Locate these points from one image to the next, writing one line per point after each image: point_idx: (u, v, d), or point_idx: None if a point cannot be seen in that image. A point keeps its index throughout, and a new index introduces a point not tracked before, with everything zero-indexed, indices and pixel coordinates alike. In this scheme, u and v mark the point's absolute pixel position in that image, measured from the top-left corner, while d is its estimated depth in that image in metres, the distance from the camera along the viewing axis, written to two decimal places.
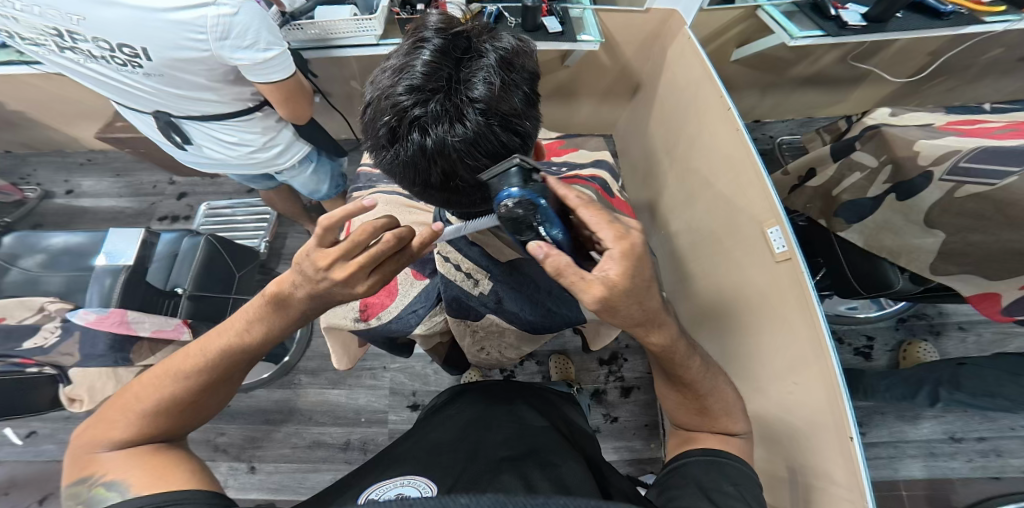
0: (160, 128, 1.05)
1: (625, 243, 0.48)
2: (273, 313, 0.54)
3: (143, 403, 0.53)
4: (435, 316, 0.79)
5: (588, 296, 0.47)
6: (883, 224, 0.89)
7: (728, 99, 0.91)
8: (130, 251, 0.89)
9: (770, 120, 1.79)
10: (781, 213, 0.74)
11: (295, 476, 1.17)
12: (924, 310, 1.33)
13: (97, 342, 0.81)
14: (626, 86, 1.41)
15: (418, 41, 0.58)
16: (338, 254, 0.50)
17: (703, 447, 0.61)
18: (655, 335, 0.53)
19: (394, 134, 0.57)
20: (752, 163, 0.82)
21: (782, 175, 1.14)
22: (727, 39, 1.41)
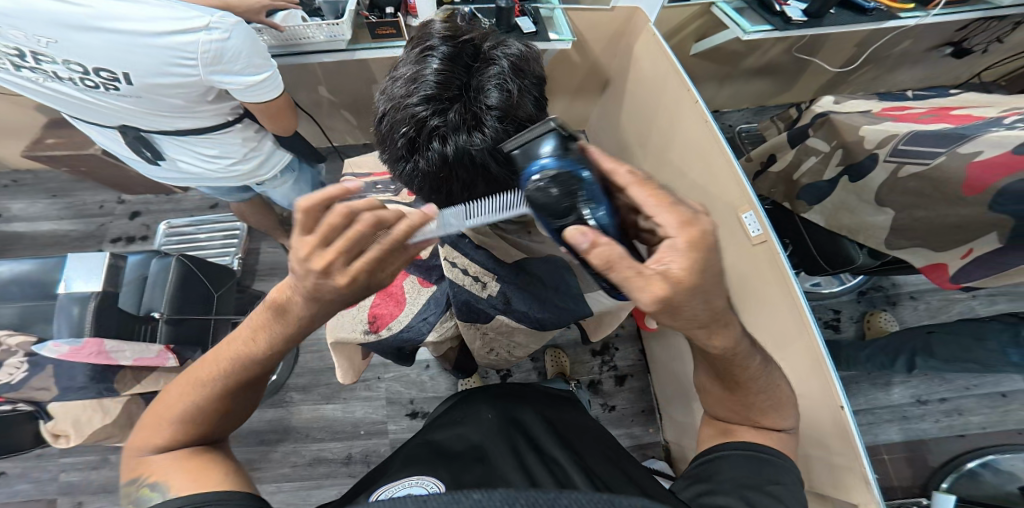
0: (129, 144, 0.98)
1: (689, 229, 0.45)
2: (274, 321, 0.49)
3: (174, 411, 0.52)
4: (446, 322, 0.78)
5: (640, 286, 0.44)
6: (839, 204, 0.96)
7: (695, 92, 0.95)
8: (95, 278, 0.82)
9: (727, 110, 1.89)
10: (754, 199, 0.78)
11: (298, 495, 1.12)
12: (880, 283, 1.45)
13: (75, 374, 0.76)
14: (597, 83, 1.45)
15: (426, 51, 0.59)
16: (312, 247, 0.44)
17: (741, 441, 0.60)
18: (718, 337, 0.51)
19: (411, 145, 0.57)
20: (722, 152, 0.86)
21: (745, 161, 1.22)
22: (684, 36, 1.50)
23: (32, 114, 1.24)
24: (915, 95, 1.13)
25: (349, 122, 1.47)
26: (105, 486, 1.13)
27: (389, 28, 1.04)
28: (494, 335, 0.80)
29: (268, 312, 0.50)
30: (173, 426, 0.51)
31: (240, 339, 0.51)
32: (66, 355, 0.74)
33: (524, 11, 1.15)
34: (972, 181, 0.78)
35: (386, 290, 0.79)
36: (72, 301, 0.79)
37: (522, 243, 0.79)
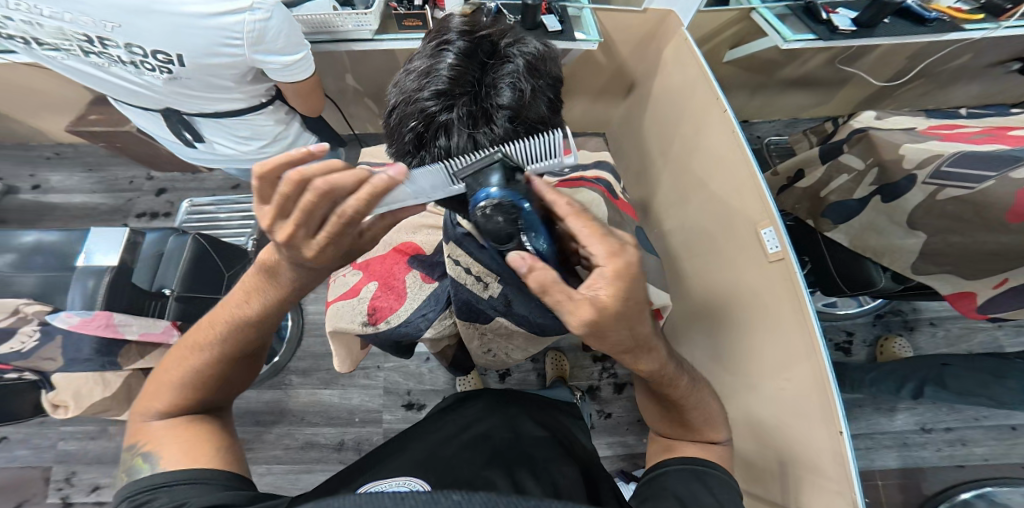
0: (171, 127, 1.02)
1: (616, 261, 0.46)
2: (265, 283, 0.53)
3: (170, 378, 0.55)
4: (445, 319, 0.79)
5: (574, 323, 0.46)
6: (866, 223, 0.91)
7: (723, 100, 0.93)
8: (112, 252, 0.86)
9: (757, 119, 1.83)
10: (775, 215, 0.75)
11: (288, 477, 1.15)
12: (899, 306, 1.37)
13: (82, 346, 0.80)
14: (621, 86, 1.42)
15: (442, 44, 0.58)
16: (271, 213, 0.46)
17: (681, 457, 0.63)
18: (643, 361, 0.54)
19: (417, 138, 0.57)
20: (747, 163, 0.83)
21: (772, 175, 1.16)
22: (721, 41, 1.44)
23: (73, 90, 1.30)
24: (969, 112, 1.06)
25: (371, 111, 1.49)
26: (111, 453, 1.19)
27: (416, 20, 1.06)
28: (492, 336, 0.80)
29: (258, 275, 0.53)
30: (170, 392, 0.55)
31: (233, 310, 0.54)
32: (77, 326, 0.77)
33: (551, 9, 1.15)
34: (1019, 207, 0.74)
35: (387, 283, 0.80)
36: (89, 274, 0.83)
37: None
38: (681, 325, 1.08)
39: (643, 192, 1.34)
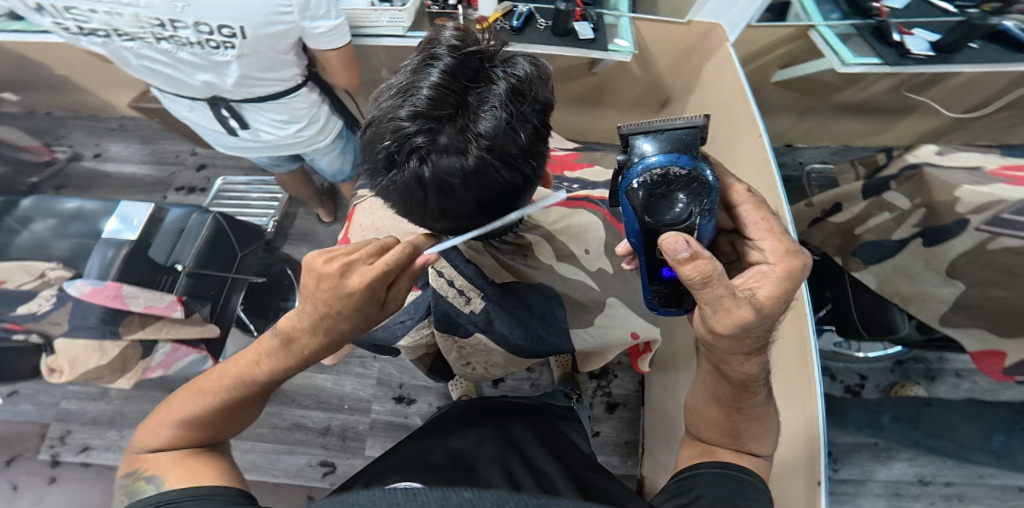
0: (215, 114, 1.07)
1: (787, 262, 0.49)
2: (280, 348, 0.50)
3: (174, 419, 0.52)
4: (422, 329, 0.78)
5: (727, 320, 0.45)
6: (901, 267, 0.87)
7: (762, 125, 0.87)
8: (135, 224, 0.91)
9: (801, 145, 1.70)
10: (793, 251, 0.68)
11: (270, 457, 1.16)
12: (924, 354, 1.25)
13: (88, 314, 0.86)
14: (655, 100, 1.38)
15: (429, 58, 0.53)
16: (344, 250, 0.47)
17: (718, 461, 0.56)
18: (744, 363, 0.50)
19: (390, 159, 0.53)
20: (776, 197, 0.78)
21: (805, 207, 1.06)
22: (772, 59, 1.37)
23: None
24: None
25: None
26: (105, 417, 1.23)
27: (446, 19, 1.09)
28: (470, 351, 0.77)
29: (274, 341, 0.50)
30: (171, 429, 0.51)
31: (250, 360, 0.51)
32: (90, 295, 0.83)
33: (585, 16, 1.15)
34: None
35: None
36: (110, 243, 0.88)
37: (513, 265, 0.75)
38: (673, 357, 1.02)
39: None
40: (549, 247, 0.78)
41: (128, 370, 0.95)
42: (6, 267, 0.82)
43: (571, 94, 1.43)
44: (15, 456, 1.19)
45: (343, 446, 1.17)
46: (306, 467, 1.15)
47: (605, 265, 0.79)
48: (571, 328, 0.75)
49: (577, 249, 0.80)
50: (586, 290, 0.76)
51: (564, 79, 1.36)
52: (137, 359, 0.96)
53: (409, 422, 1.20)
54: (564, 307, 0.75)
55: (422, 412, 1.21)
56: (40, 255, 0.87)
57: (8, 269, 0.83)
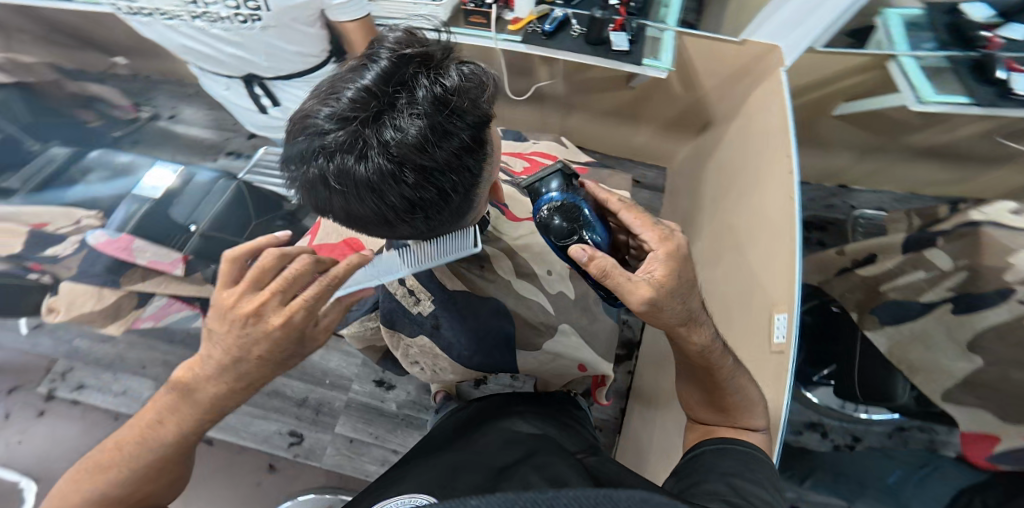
0: (249, 91, 1.23)
1: (667, 246, 0.54)
2: (182, 403, 0.53)
3: (71, 503, 0.53)
4: (367, 321, 0.84)
5: (636, 298, 0.50)
6: (919, 333, 0.84)
7: (795, 162, 0.84)
8: (160, 186, 0.99)
9: (858, 187, 1.52)
10: (793, 304, 0.70)
11: (244, 419, 1.09)
12: (933, 425, 1.01)
13: (96, 262, 0.87)
14: (694, 123, 1.35)
15: (365, 63, 0.56)
16: (249, 289, 0.52)
17: (718, 437, 0.63)
18: (695, 334, 0.57)
19: (304, 152, 0.55)
20: (791, 246, 0.76)
21: (835, 254, 0.99)
22: (835, 92, 1.27)
23: None
24: None
25: None
26: (108, 358, 1.14)
27: (480, 17, 1.16)
28: (416, 352, 0.77)
29: (172, 393, 0.54)
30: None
31: (149, 421, 0.55)
32: (102, 244, 0.87)
33: (624, 25, 1.11)
34: None
35: None
36: (135, 199, 0.95)
37: (468, 275, 0.76)
38: (660, 392, 0.97)
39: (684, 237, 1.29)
40: (510, 263, 0.78)
41: (120, 317, 0.95)
42: (51, 210, 0.88)
43: (606, 106, 1.40)
44: (16, 385, 1.09)
45: (316, 422, 1.10)
46: (275, 435, 1.08)
47: (568, 289, 0.79)
48: (517, 348, 0.75)
49: (539, 268, 0.80)
50: (544, 313, 0.77)
51: (597, 90, 1.34)
52: (130, 309, 0.96)
53: (386, 408, 1.12)
54: (512, 325, 0.75)
55: (400, 399, 1.13)
56: (82, 205, 0.91)
57: (52, 212, 0.88)
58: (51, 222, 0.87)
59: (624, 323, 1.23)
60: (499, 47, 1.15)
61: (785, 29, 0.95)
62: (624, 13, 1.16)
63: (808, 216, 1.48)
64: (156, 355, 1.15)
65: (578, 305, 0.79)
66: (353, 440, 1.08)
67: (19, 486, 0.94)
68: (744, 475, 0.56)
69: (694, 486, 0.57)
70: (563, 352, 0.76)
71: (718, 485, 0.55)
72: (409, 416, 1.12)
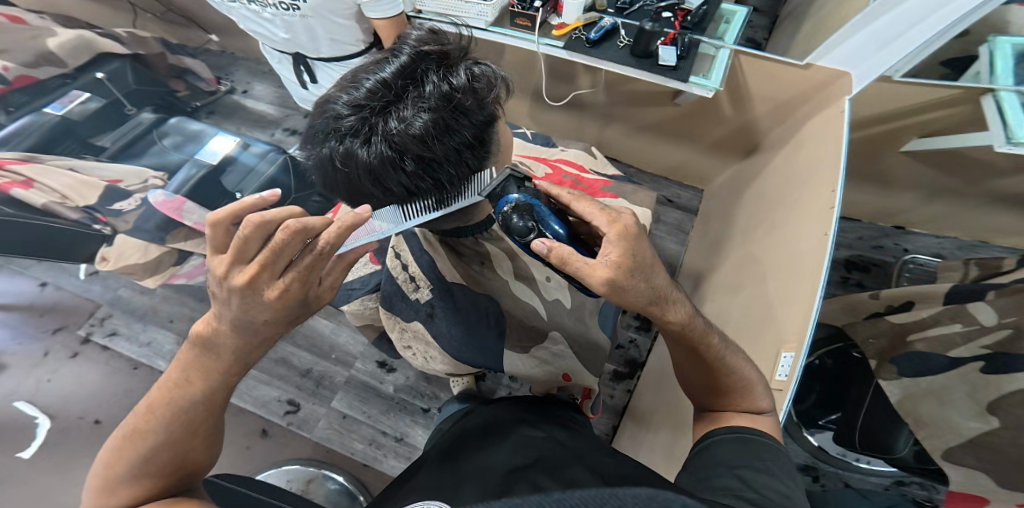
0: (293, 65, 1.28)
1: (617, 225, 0.51)
2: (204, 359, 0.55)
3: (121, 468, 0.54)
4: (368, 301, 0.91)
5: (597, 280, 0.50)
6: (937, 387, 0.74)
7: (838, 198, 0.80)
8: (218, 154, 1.19)
9: (918, 230, 1.40)
10: (803, 344, 0.67)
11: (249, 383, 1.18)
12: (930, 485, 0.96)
13: (150, 220, 1.00)
14: (740, 147, 1.30)
15: (387, 59, 0.62)
16: (232, 262, 0.48)
17: (730, 426, 0.60)
18: (672, 313, 0.56)
19: (319, 134, 0.61)
20: (814, 285, 0.73)
21: (868, 297, 0.90)
22: (913, 123, 1.11)
23: None
24: None
25: None
26: (142, 310, 1.28)
27: (525, 19, 1.14)
28: (410, 336, 0.85)
29: (193, 351, 0.55)
30: (128, 481, 0.54)
31: (173, 381, 0.55)
32: (159, 202, 1.01)
33: (676, 40, 1.09)
34: None
35: None
36: (195, 163, 1.15)
37: (472, 273, 0.83)
38: (651, 414, 0.99)
39: (710, 263, 1.25)
40: (510, 264, 0.84)
41: (157, 272, 1.05)
42: (126, 172, 1.08)
43: (645, 120, 1.38)
44: (61, 326, 1.23)
45: (316, 393, 1.17)
46: (274, 401, 1.16)
47: (563, 298, 0.85)
48: (504, 350, 0.82)
49: (539, 274, 0.85)
50: (536, 318, 0.84)
51: (638, 103, 1.33)
52: (169, 264, 1.06)
53: (383, 389, 1.17)
54: (502, 324, 0.82)
55: (398, 383, 1.17)
56: (153, 168, 1.15)
57: (127, 173, 1.08)
58: (125, 181, 1.06)
59: (631, 341, 1.21)
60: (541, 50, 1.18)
61: (858, 55, 0.89)
62: (679, 26, 1.10)
63: (847, 254, 1.41)
64: (187, 311, 1.27)
65: (569, 317, 0.85)
66: (346, 416, 1.14)
67: (34, 421, 1.00)
68: (757, 467, 0.53)
69: (704, 483, 0.54)
70: (549, 357, 0.83)
71: (729, 482, 0.52)
72: (403, 401, 1.15)
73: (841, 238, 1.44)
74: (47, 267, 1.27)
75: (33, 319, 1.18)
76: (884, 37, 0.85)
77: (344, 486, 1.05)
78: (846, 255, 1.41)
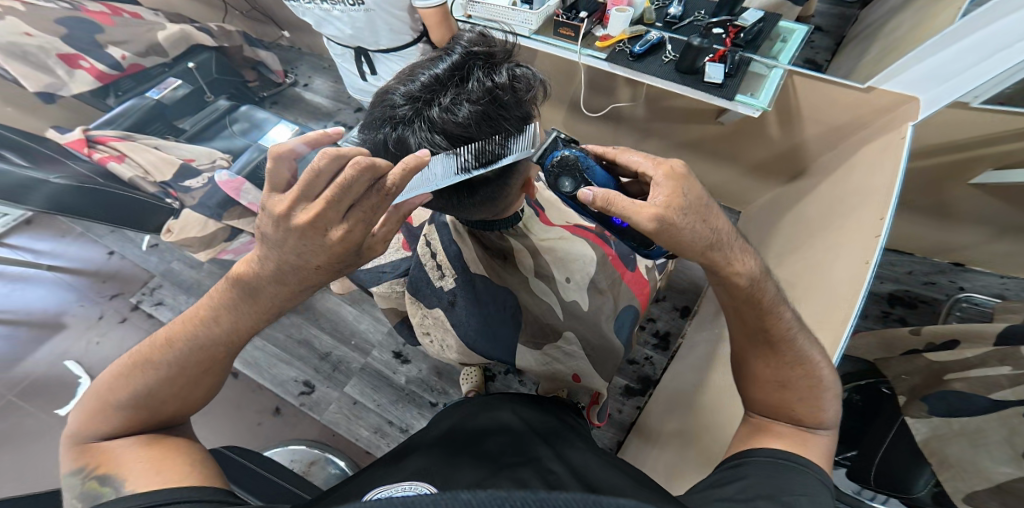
0: (355, 58, 1.37)
1: (664, 167, 0.55)
2: (241, 301, 0.50)
3: (121, 395, 0.50)
4: (394, 285, 0.95)
5: (643, 218, 0.50)
6: (970, 430, 0.69)
7: (888, 225, 0.77)
8: (278, 141, 1.27)
9: (978, 268, 1.29)
10: None
11: (270, 360, 1.24)
12: None
13: (214, 197, 1.09)
14: (785, 171, 1.26)
15: (441, 56, 0.66)
16: (296, 196, 0.44)
17: (770, 449, 0.55)
18: (737, 264, 0.54)
19: (376, 121, 0.65)
20: (849, 312, 0.70)
21: (908, 332, 0.86)
22: (983, 154, 1.04)
23: None
24: None
25: None
26: (189, 283, 1.37)
27: (569, 29, 1.17)
28: (431, 323, 0.88)
29: (231, 290, 0.50)
30: (118, 412, 0.50)
31: (202, 316, 0.51)
32: (224, 182, 1.09)
33: (725, 57, 1.07)
34: None
35: None
36: (257, 148, 1.22)
37: (494, 266, 0.85)
38: (659, 432, 0.97)
39: None
40: (531, 261, 0.86)
41: (211, 246, 1.12)
42: (199, 152, 1.19)
43: (684, 136, 1.36)
44: (119, 292, 1.34)
45: (332, 376, 1.22)
46: (290, 381, 1.22)
47: (581, 299, 0.87)
48: (518, 344, 0.85)
49: (559, 274, 0.88)
50: (551, 316, 0.86)
51: (679, 119, 1.31)
52: (221, 240, 1.12)
53: (395, 380, 1.21)
54: (519, 320, 0.85)
55: (410, 375, 1.21)
56: (222, 151, 1.25)
57: (199, 154, 1.19)
58: (197, 159, 1.18)
59: (645, 358, 1.19)
60: (583, 61, 1.20)
61: (930, 80, 0.87)
62: (729, 44, 1.11)
63: (892, 288, 1.32)
64: None
65: (585, 320, 0.86)
66: (356, 402, 1.18)
67: (77, 380, 1.12)
68: (784, 499, 0.48)
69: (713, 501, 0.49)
70: (561, 356, 0.86)
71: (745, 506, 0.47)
72: (412, 393, 1.19)
73: (888, 271, 1.35)
74: (115, 238, 1.43)
75: (96, 284, 1.33)
76: (961, 63, 0.83)
77: (343, 471, 1.07)
78: (891, 289, 1.32)
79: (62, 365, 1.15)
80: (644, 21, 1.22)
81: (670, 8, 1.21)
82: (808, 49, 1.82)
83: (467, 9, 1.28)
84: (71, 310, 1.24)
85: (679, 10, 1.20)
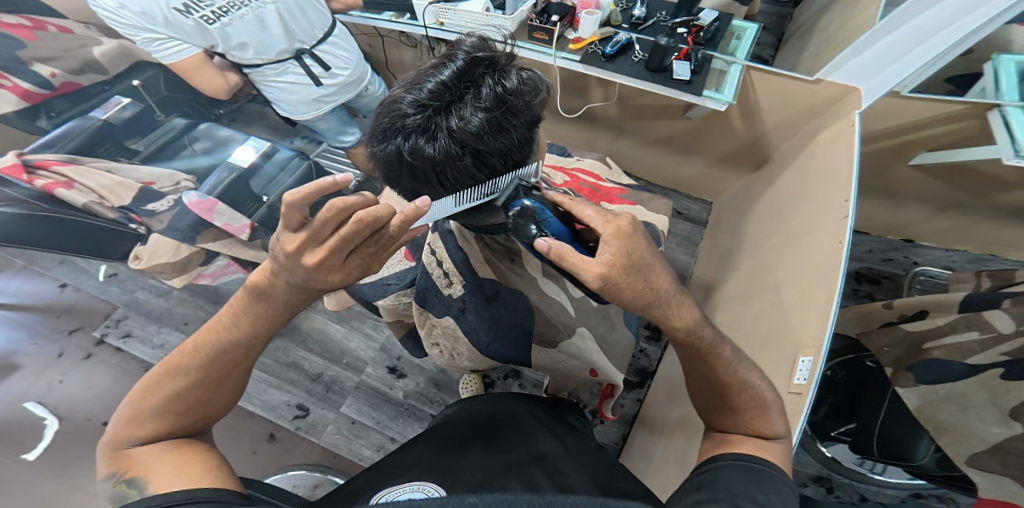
0: (303, 65, 1.33)
1: (613, 226, 0.54)
2: (262, 304, 0.55)
3: (152, 401, 0.53)
4: (402, 296, 0.90)
5: (590, 276, 0.52)
6: (956, 394, 0.74)
7: (852, 206, 0.82)
8: (248, 158, 1.20)
9: (926, 243, 1.40)
10: (821, 347, 0.68)
11: (257, 385, 1.17)
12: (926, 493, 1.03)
13: (183, 220, 1.01)
14: (750, 160, 1.32)
15: (446, 62, 0.64)
16: (307, 241, 0.50)
17: (737, 453, 0.58)
18: (678, 320, 0.56)
19: (384, 132, 0.62)
20: (831, 285, 0.75)
21: (881, 306, 0.91)
22: (919, 138, 1.13)
23: None
24: None
25: None
26: (158, 312, 1.28)
27: (543, 33, 1.18)
28: (439, 333, 0.86)
29: (251, 296, 0.56)
30: (152, 419, 0.53)
31: (225, 322, 0.56)
32: (192, 203, 1.03)
33: (690, 56, 1.12)
34: None
35: None
36: (226, 167, 1.16)
37: (496, 264, 0.82)
38: (663, 424, 0.99)
39: (722, 274, 1.24)
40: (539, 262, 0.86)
41: (185, 271, 1.05)
42: (160, 174, 1.09)
43: (658, 133, 1.40)
44: (77, 327, 1.23)
45: (325, 398, 1.16)
46: (283, 406, 1.15)
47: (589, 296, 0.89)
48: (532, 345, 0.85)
49: None
50: (565, 314, 0.85)
51: (651, 117, 1.35)
52: (196, 265, 1.07)
53: (392, 395, 1.17)
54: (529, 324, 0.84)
55: (409, 389, 1.18)
56: (183, 170, 1.15)
57: (160, 175, 1.09)
58: (158, 182, 1.07)
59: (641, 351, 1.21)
60: (558, 63, 1.20)
61: (866, 70, 0.93)
62: (692, 43, 1.15)
63: (857, 266, 1.41)
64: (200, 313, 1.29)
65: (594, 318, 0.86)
66: (354, 422, 1.14)
67: (42, 422, 1.02)
68: (758, 499, 0.51)
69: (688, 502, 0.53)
70: (577, 352, 0.85)
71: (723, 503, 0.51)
72: (412, 407, 1.16)
73: (851, 250, 1.44)
74: (66, 269, 1.29)
75: (49, 320, 1.20)
76: (892, 54, 0.89)
77: None
78: (856, 267, 1.41)
79: (21, 408, 1.02)
80: (611, 23, 1.25)
81: (635, 10, 1.25)
82: (755, 46, 1.92)
83: (439, 16, 1.26)
84: (25, 348, 1.11)
85: (643, 11, 1.24)
